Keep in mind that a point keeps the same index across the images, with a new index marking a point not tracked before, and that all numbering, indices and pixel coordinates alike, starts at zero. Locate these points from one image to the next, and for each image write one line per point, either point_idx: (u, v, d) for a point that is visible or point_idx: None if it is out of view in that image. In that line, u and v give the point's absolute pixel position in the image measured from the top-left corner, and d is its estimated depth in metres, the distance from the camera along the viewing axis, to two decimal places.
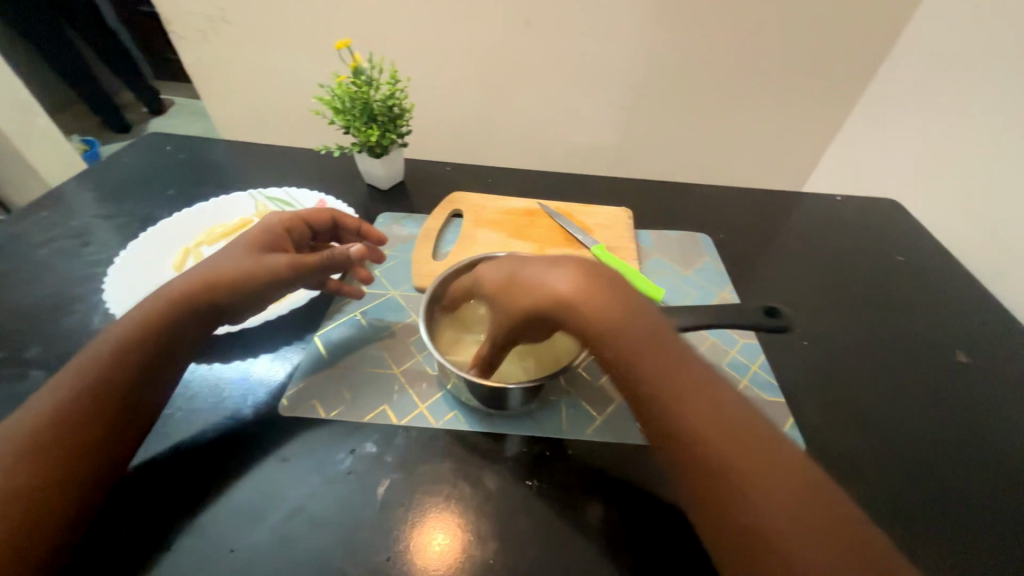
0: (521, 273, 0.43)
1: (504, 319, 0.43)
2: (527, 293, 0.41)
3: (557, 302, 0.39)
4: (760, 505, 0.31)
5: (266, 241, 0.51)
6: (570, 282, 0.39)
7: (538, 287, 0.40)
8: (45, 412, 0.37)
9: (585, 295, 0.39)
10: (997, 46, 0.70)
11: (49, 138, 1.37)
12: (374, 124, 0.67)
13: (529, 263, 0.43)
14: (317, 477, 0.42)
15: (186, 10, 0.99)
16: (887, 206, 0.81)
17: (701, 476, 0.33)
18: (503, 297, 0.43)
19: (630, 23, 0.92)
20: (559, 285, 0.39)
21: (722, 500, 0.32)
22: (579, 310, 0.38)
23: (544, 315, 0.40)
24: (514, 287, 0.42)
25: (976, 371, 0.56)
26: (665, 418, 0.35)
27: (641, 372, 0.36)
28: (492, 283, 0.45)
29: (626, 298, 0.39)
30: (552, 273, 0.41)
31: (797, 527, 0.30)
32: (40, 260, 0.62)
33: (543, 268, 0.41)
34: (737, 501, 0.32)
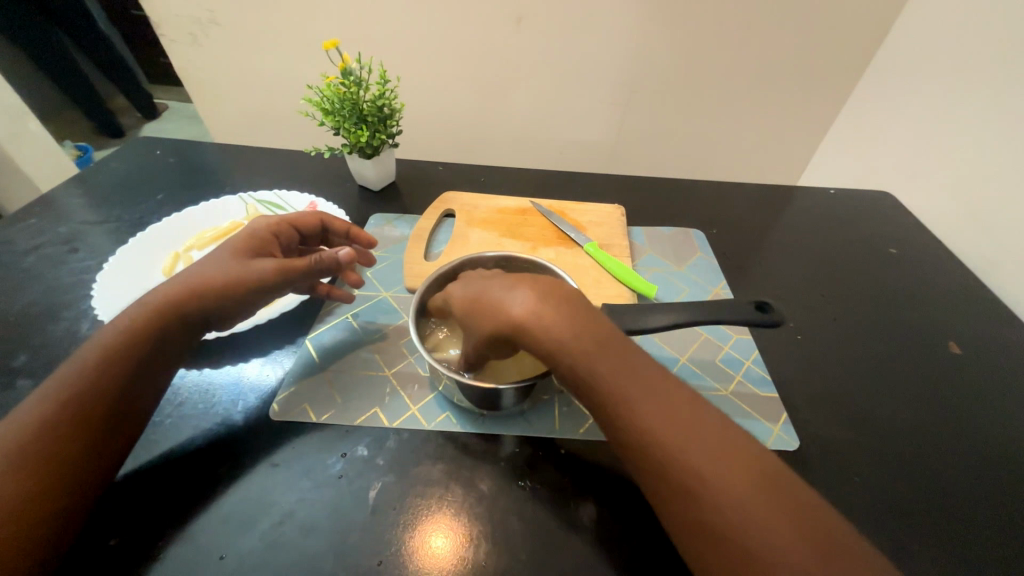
0: (483, 291, 0.41)
1: (473, 339, 0.42)
2: (487, 314, 0.40)
3: (516, 327, 0.38)
4: (725, 509, 0.31)
5: (253, 246, 0.50)
6: (529, 302, 0.38)
7: (499, 307, 0.39)
8: (30, 422, 0.37)
9: (544, 319, 0.37)
10: (991, 35, 0.69)
11: (41, 144, 1.37)
12: (364, 125, 0.67)
13: (491, 280, 0.42)
14: (307, 481, 0.42)
15: (174, 13, 0.99)
16: (881, 198, 0.81)
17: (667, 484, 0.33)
18: (468, 317, 0.42)
19: (622, 19, 0.92)
20: (515, 307, 0.38)
21: (688, 506, 0.32)
22: (538, 331, 0.37)
23: (507, 336, 0.39)
24: (476, 307, 0.41)
25: (970, 363, 0.56)
26: (628, 431, 0.35)
27: (601, 388, 0.36)
28: (458, 300, 0.44)
29: (587, 319, 0.38)
30: (510, 293, 0.39)
31: (762, 530, 0.30)
32: (29, 268, 0.61)
33: (503, 288, 0.40)
34: (703, 506, 0.31)
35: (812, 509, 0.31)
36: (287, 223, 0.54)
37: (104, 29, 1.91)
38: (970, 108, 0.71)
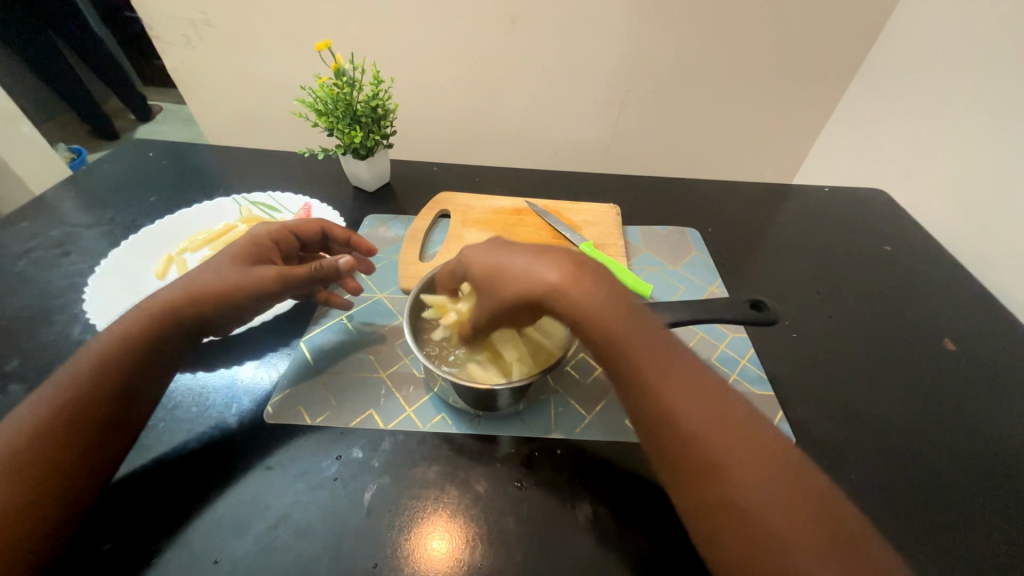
0: (508, 259, 0.41)
1: (490, 306, 0.41)
2: (515, 281, 0.40)
3: (547, 292, 0.39)
4: (739, 483, 0.32)
5: (252, 253, 0.50)
6: (562, 271, 0.39)
7: (529, 274, 0.39)
8: (24, 427, 0.37)
9: (576, 286, 0.38)
10: (985, 32, 0.69)
11: (34, 147, 1.36)
12: (358, 126, 0.66)
13: (514, 249, 0.42)
14: (302, 484, 0.42)
15: (166, 14, 0.98)
16: (874, 196, 0.81)
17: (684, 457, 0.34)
18: (488, 284, 0.41)
19: (616, 19, 0.92)
20: (548, 274, 0.39)
21: (702, 480, 0.33)
22: (569, 299, 0.38)
23: (533, 303, 0.40)
24: (501, 274, 0.40)
25: (964, 359, 0.56)
26: (650, 401, 0.35)
27: (627, 358, 0.36)
28: (475, 267, 0.43)
29: (613, 288, 0.39)
30: (540, 262, 0.40)
31: (773, 505, 0.31)
32: (20, 272, 0.61)
33: (532, 257, 0.40)
34: (717, 481, 0.33)
35: (816, 491, 0.33)
36: (287, 230, 0.53)
37: (98, 32, 1.90)
38: (963, 105, 0.71)
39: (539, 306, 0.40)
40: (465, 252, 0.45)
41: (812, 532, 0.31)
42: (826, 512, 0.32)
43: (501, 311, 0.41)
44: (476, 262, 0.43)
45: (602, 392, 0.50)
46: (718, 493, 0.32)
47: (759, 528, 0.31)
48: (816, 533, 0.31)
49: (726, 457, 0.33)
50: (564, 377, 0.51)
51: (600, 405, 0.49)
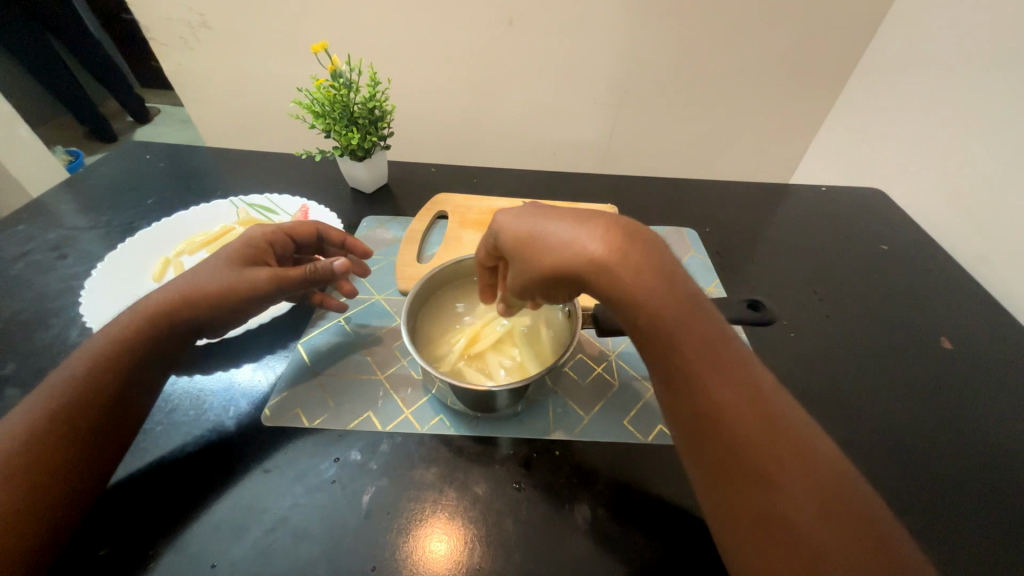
0: (546, 226, 0.37)
1: (525, 276, 0.38)
2: (554, 250, 0.36)
3: (589, 263, 0.35)
4: (787, 484, 0.29)
5: (247, 254, 0.49)
6: (606, 241, 0.35)
7: (568, 244, 0.36)
8: (16, 431, 0.36)
9: (620, 258, 0.35)
10: (980, 31, 0.69)
11: (31, 149, 1.35)
12: (355, 127, 0.66)
13: (553, 214, 0.38)
14: (300, 487, 0.42)
15: (163, 16, 0.98)
16: (870, 196, 0.82)
17: (727, 450, 0.31)
18: (523, 252, 0.38)
19: (614, 20, 0.92)
20: (591, 245, 0.35)
21: (745, 477, 0.30)
22: (613, 272, 0.35)
23: (574, 274, 0.36)
24: (538, 241, 0.37)
25: (960, 357, 0.56)
26: (694, 389, 0.32)
27: (673, 341, 0.33)
28: (509, 231, 0.39)
29: (662, 263, 0.35)
30: (583, 230, 0.36)
31: (825, 510, 0.28)
32: (16, 275, 0.60)
33: (573, 224, 0.37)
34: (762, 478, 0.30)
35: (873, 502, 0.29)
36: (283, 232, 0.53)
37: (96, 34, 1.90)
38: (958, 105, 0.72)
39: (580, 277, 0.36)
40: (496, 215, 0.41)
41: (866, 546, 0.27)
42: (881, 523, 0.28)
43: (537, 280, 0.38)
44: (509, 226, 0.39)
45: (600, 393, 0.50)
46: (762, 492, 0.29)
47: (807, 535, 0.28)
48: (873, 547, 0.27)
49: (775, 454, 0.30)
50: (562, 377, 0.52)
51: (598, 405, 0.49)
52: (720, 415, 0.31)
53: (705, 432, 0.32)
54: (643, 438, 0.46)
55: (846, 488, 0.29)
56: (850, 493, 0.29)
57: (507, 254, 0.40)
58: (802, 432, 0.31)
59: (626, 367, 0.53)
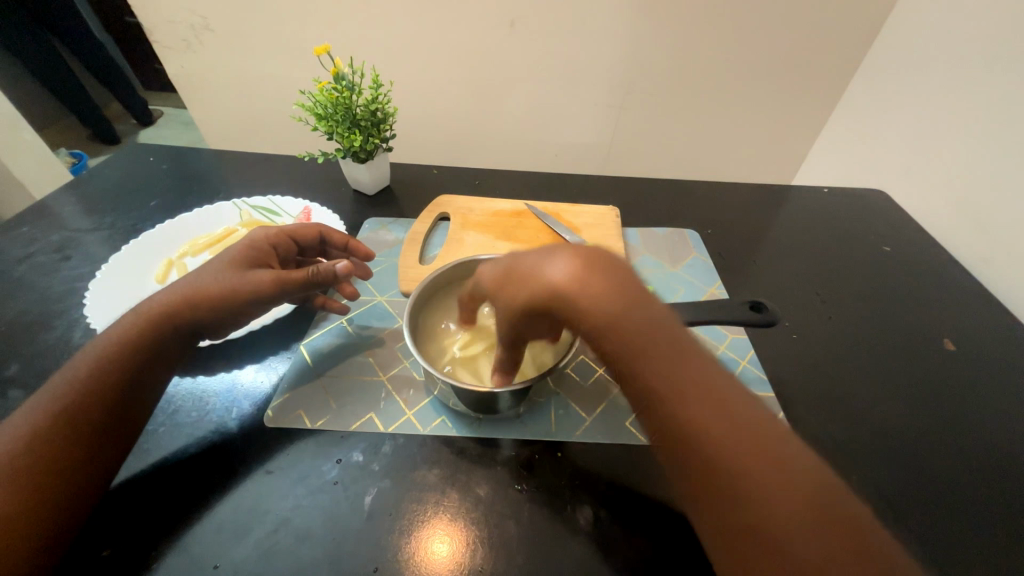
0: (517, 260, 0.38)
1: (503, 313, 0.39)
2: (521, 284, 0.36)
3: (552, 294, 0.34)
4: (769, 507, 0.27)
5: (250, 256, 0.49)
6: (570, 270, 0.34)
7: (533, 277, 0.35)
8: (19, 433, 0.36)
9: (583, 287, 0.33)
10: (983, 32, 0.69)
11: (35, 151, 1.36)
12: (357, 129, 0.67)
13: (525, 250, 0.38)
14: (302, 488, 0.42)
15: (167, 19, 0.98)
16: (872, 197, 0.82)
17: (704, 477, 0.29)
18: (500, 291, 0.39)
19: (615, 22, 0.92)
20: (553, 275, 0.34)
21: (725, 502, 0.28)
22: (577, 302, 0.33)
23: (543, 308, 0.35)
24: (509, 278, 0.37)
25: (964, 359, 0.56)
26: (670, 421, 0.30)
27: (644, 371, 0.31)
28: (490, 277, 0.40)
29: (631, 291, 0.33)
30: (546, 259, 0.35)
31: (810, 533, 0.26)
32: (19, 277, 0.61)
33: (539, 255, 0.36)
34: (743, 502, 0.28)
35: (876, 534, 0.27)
36: (286, 234, 0.53)
37: (100, 38, 1.91)
38: (961, 106, 0.72)
39: (547, 309, 0.35)
40: (481, 270, 0.43)
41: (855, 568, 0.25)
42: (870, 540, 0.26)
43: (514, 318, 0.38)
44: (492, 271, 0.41)
45: (601, 395, 0.50)
46: (744, 518, 0.27)
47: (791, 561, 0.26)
48: (863, 568, 0.25)
49: (755, 475, 0.28)
50: (564, 378, 0.51)
51: (600, 407, 0.49)
52: (694, 439, 0.29)
53: (682, 460, 0.30)
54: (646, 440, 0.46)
55: (834, 506, 0.27)
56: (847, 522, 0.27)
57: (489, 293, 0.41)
58: (784, 449, 0.29)
59: None
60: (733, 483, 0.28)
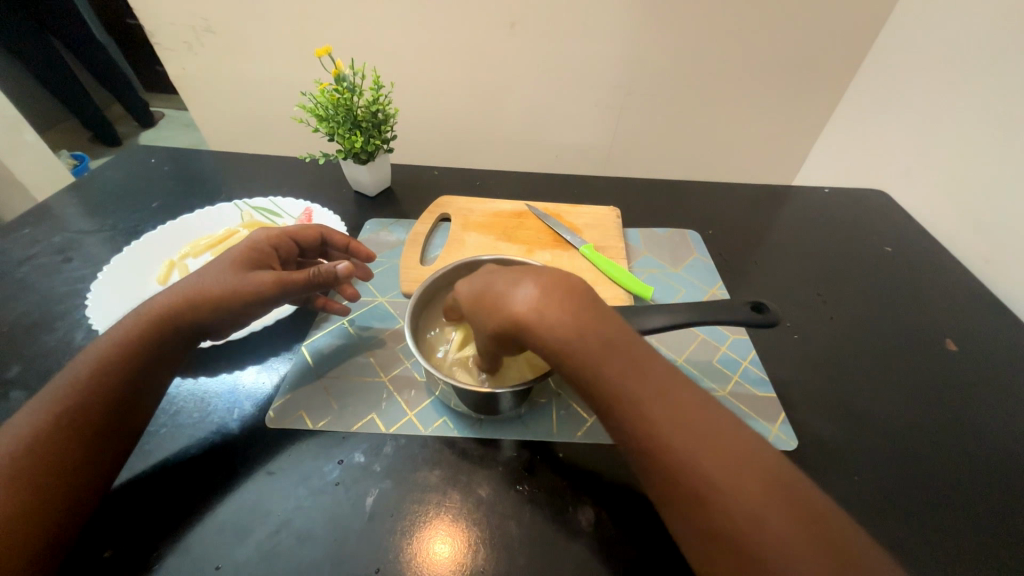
0: (487, 285, 0.38)
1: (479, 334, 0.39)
2: (489, 311, 0.37)
3: (518, 323, 0.35)
4: (733, 512, 0.28)
5: (251, 257, 0.49)
6: (534, 298, 0.35)
7: (499, 305, 0.36)
8: (20, 435, 0.36)
9: (547, 315, 0.34)
10: (984, 32, 0.69)
11: (37, 153, 1.36)
12: (358, 130, 0.67)
13: (492, 275, 0.39)
14: (303, 489, 0.42)
15: (169, 21, 0.99)
16: (873, 198, 0.82)
17: (681, 494, 0.30)
18: (473, 315, 0.39)
19: (615, 23, 0.92)
20: (519, 304, 0.35)
21: (693, 512, 0.29)
22: (541, 330, 0.34)
23: (511, 334, 0.36)
24: (479, 302, 0.38)
25: (965, 360, 0.56)
26: (644, 441, 0.31)
27: (617, 393, 0.32)
28: (462, 296, 0.40)
29: (595, 316, 0.34)
30: (511, 286, 0.36)
31: (772, 535, 0.27)
32: (22, 278, 0.61)
33: (505, 282, 0.37)
34: (709, 510, 0.29)
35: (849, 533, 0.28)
36: (287, 235, 0.53)
37: (101, 40, 1.92)
38: (961, 106, 0.72)
39: (516, 335, 0.36)
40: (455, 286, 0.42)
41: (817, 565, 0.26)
42: (830, 533, 0.28)
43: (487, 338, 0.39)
44: (463, 289, 0.41)
45: None
46: (711, 526, 0.28)
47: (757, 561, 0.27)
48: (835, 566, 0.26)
49: (718, 483, 0.29)
50: (565, 379, 0.51)
51: None
52: (662, 454, 0.30)
53: (659, 478, 0.31)
54: None
55: (795, 506, 0.28)
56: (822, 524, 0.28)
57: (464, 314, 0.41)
58: (745, 454, 0.30)
59: None
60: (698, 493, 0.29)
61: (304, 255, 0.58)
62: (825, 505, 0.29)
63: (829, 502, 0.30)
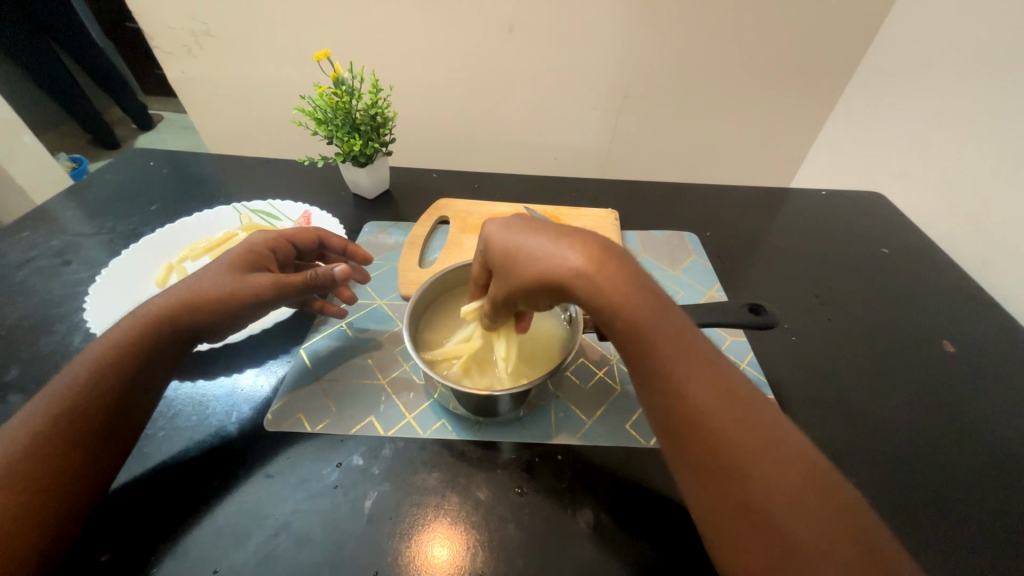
0: (529, 238, 0.37)
1: (507, 288, 0.38)
2: (533, 263, 0.36)
3: (567, 277, 0.34)
4: (766, 487, 0.29)
5: (249, 259, 0.49)
6: (585, 255, 0.34)
7: (547, 257, 0.35)
8: (18, 436, 0.36)
9: (599, 272, 0.34)
10: (980, 35, 0.70)
11: (36, 155, 1.36)
12: (357, 134, 0.67)
13: (534, 228, 0.38)
14: (302, 493, 0.42)
15: (169, 25, 0.99)
16: (870, 200, 0.82)
17: (703, 460, 0.31)
18: (505, 266, 0.38)
19: (613, 26, 0.93)
20: (569, 259, 0.34)
21: (712, 478, 0.31)
22: (592, 287, 0.34)
23: (552, 288, 0.36)
24: (517, 252, 0.37)
25: (962, 361, 0.56)
26: (676, 402, 0.32)
27: (657, 354, 0.33)
28: (493, 247, 0.39)
29: (638, 279, 0.35)
30: (562, 242, 0.35)
31: (783, 504, 0.29)
32: (20, 281, 0.61)
33: (553, 237, 0.36)
34: (728, 478, 0.30)
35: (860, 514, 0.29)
36: (285, 238, 0.53)
37: (100, 43, 1.92)
38: (959, 108, 0.72)
39: (558, 290, 0.35)
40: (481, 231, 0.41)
41: (829, 540, 0.28)
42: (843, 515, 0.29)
43: (519, 294, 0.38)
44: (496, 235, 0.39)
45: (602, 398, 0.50)
46: (742, 497, 0.29)
47: (778, 533, 0.28)
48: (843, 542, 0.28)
49: (745, 452, 0.30)
50: (564, 381, 0.51)
51: (600, 410, 0.49)
52: (693, 415, 0.31)
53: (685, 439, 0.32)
54: (646, 443, 0.46)
55: (817, 488, 0.29)
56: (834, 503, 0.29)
57: (492, 267, 0.40)
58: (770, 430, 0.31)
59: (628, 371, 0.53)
60: (731, 463, 0.30)
61: (301, 258, 0.57)
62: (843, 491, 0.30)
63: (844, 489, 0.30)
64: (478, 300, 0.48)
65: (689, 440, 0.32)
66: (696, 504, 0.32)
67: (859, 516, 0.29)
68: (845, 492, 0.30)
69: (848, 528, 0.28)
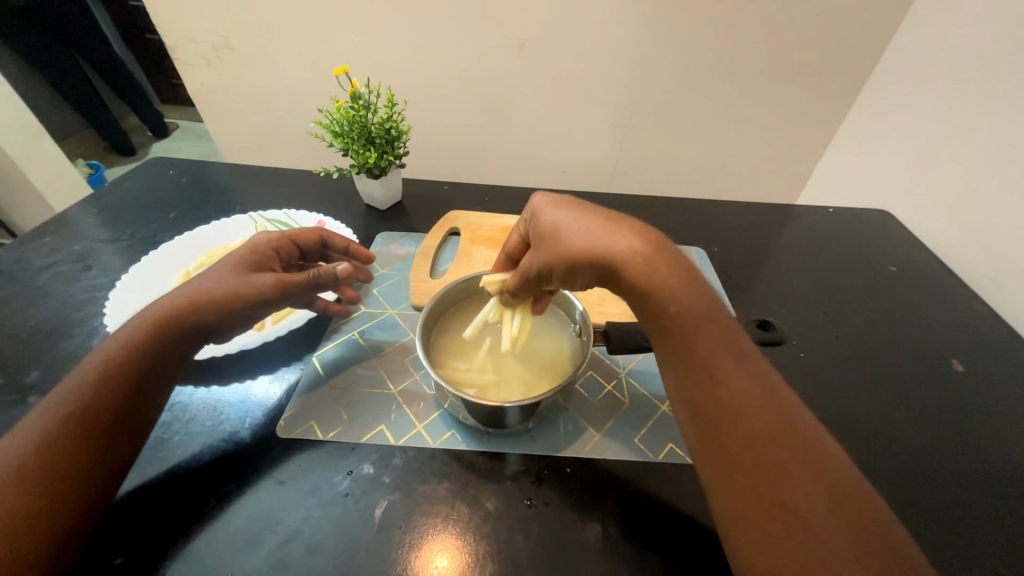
0: (579, 220, 0.39)
1: (547, 266, 0.40)
2: (580, 241, 0.37)
3: (614, 258, 0.36)
4: (798, 484, 0.30)
5: (253, 259, 0.50)
6: (632, 242, 0.37)
7: (599, 235, 0.37)
8: (34, 434, 0.37)
9: (645, 257, 0.36)
10: (981, 58, 0.72)
11: (54, 162, 1.39)
12: (372, 146, 0.69)
13: (583, 212, 0.40)
14: (314, 499, 0.42)
15: (191, 38, 1.02)
16: (877, 217, 0.83)
17: (727, 453, 0.32)
18: (550, 241, 0.39)
19: (623, 44, 0.95)
20: (618, 243, 0.36)
21: (734, 472, 0.31)
22: (640, 270, 0.36)
23: (596, 268, 0.37)
24: (565, 230, 0.38)
25: (973, 379, 0.56)
26: (709, 392, 0.33)
27: (695, 342, 0.35)
28: (539, 227, 0.41)
29: (682, 268, 0.37)
30: (612, 227, 0.38)
31: (808, 500, 0.29)
32: (41, 285, 0.62)
33: (604, 222, 0.38)
34: (750, 472, 0.31)
35: (887, 519, 0.29)
36: (288, 238, 0.54)
37: (118, 52, 1.96)
38: (964, 129, 0.73)
39: (601, 270, 0.37)
40: (529, 210, 0.43)
41: (850, 536, 0.28)
42: (867, 518, 0.29)
43: (557, 273, 0.40)
44: (546, 214, 0.41)
45: (611, 411, 0.50)
46: (776, 493, 0.30)
47: (801, 527, 0.29)
48: (866, 540, 0.28)
49: (772, 446, 0.31)
50: (572, 395, 0.52)
51: (609, 423, 0.49)
52: (723, 404, 0.33)
53: (718, 435, 0.32)
54: (655, 457, 0.46)
55: (840, 486, 0.30)
56: (856, 504, 0.29)
57: (535, 245, 0.41)
58: (799, 428, 0.32)
59: (636, 385, 0.53)
60: (763, 459, 0.31)
61: (303, 258, 0.59)
62: (868, 496, 0.30)
63: (868, 494, 0.30)
64: (500, 278, 0.49)
65: (720, 432, 0.32)
66: (719, 503, 0.32)
67: (883, 521, 0.29)
68: (868, 497, 0.30)
69: (872, 525, 0.29)
